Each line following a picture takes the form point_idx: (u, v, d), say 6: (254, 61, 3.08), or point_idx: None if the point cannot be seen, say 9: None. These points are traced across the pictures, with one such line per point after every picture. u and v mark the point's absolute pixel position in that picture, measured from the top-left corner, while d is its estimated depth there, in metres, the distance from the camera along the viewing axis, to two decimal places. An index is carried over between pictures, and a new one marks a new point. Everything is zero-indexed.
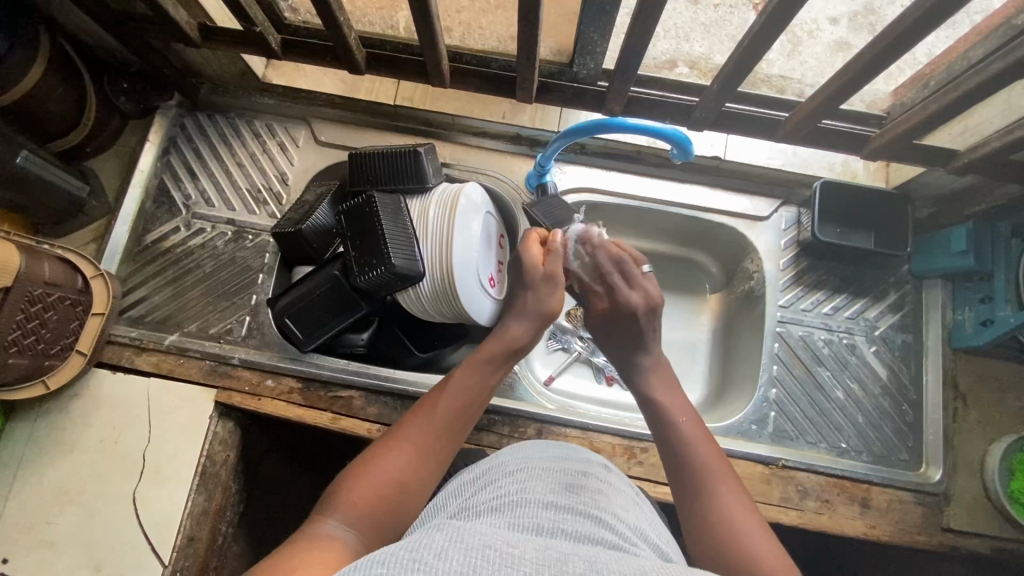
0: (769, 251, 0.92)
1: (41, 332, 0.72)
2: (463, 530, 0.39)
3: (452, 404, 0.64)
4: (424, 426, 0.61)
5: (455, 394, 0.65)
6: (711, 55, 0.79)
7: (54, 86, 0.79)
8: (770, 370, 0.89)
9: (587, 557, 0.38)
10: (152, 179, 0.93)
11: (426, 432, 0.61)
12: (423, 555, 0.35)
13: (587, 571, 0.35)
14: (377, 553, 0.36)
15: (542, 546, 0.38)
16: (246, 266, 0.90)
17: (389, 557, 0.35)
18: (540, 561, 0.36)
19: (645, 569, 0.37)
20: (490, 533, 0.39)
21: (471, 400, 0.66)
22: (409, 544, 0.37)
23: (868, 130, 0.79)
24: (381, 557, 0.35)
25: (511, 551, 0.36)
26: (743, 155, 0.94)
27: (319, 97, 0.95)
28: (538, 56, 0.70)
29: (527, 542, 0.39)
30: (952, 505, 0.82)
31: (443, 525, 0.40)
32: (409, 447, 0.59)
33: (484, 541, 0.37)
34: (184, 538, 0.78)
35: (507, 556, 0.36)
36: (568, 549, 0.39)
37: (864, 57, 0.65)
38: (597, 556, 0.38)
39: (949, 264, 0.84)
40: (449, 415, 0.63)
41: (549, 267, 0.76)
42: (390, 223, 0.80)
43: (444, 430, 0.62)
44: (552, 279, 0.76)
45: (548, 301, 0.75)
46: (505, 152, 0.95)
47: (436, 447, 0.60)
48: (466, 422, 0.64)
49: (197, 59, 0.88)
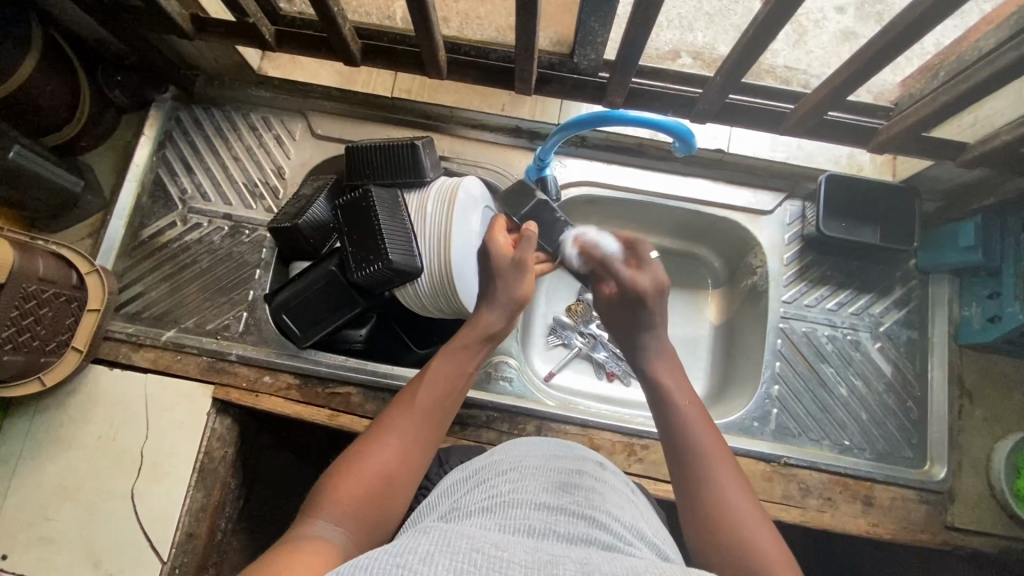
0: (773, 246, 0.91)
1: (36, 329, 0.71)
2: (451, 533, 0.38)
3: (437, 393, 0.64)
4: (408, 418, 0.61)
5: (437, 384, 0.65)
6: (715, 45, 0.77)
7: (47, 79, 0.78)
8: (772, 367, 0.88)
9: (579, 558, 0.37)
10: (148, 174, 0.92)
11: (411, 422, 0.60)
12: (407, 560, 0.34)
13: (578, 573, 0.35)
14: (361, 558, 0.35)
15: (532, 548, 0.38)
16: (242, 262, 0.90)
17: (374, 562, 0.34)
18: (530, 564, 0.35)
19: (639, 569, 0.37)
20: (478, 535, 0.38)
21: (453, 388, 0.65)
22: (394, 548, 0.36)
23: (875, 122, 0.78)
24: (364, 562, 0.34)
25: (500, 554, 0.36)
26: (747, 147, 0.91)
27: (315, 89, 0.94)
28: (537, 47, 0.69)
29: (517, 544, 0.38)
30: (957, 503, 0.81)
31: (429, 529, 0.39)
32: (393, 443, 0.58)
33: (471, 544, 0.36)
34: (182, 534, 0.78)
35: (495, 560, 0.35)
36: (559, 551, 0.38)
37: (871, 49, 0.63)
38: (591, 557, 0.38)
39: (956, 260, 0.83)
40: (431, 405, 0.63)
41: (517, 255, 0.75)
42: (387, 218, 0.79)
43: (429, 420, 0.61)
44: (519, 264, 0.74)
45: (517, 288, 0.74)
46: (504, 145, 0.94)
47: (421, 441, 0.59)
48: (450, 409, 0.64)
49: (192, 51, 0.87)
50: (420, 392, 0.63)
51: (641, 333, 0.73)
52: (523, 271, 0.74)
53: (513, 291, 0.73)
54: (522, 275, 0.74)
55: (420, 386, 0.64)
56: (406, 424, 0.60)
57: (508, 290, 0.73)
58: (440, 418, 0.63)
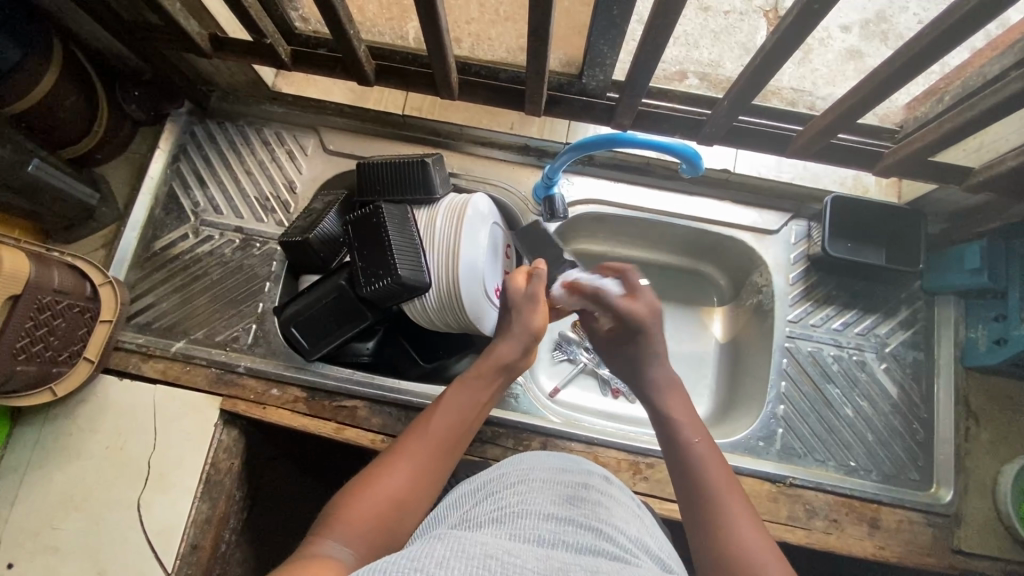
0: (778, 265, 0.91)
1: (49, 339, 0.72)
2: (464, 540, 0.38)
3: (450, 423, 0.64)
4: (420, 445, 0.61)
5: (455, 412, 0.65)
6: (721, 62, 0.79)
7: (66, 95, 0.79)
8: (778, 387, 0.88)
9: (588, 567, 0.37)
10: (161, 187, 0.94)
11: (423, 448, 0.60)
12: (424, 564, 0.35)
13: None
14: (378, 562, 0.36)
15: (542, 555, 0.38)
16: (252, 274, 0.91)
17: (391, 567, 0.35)
18: (541, 571, 0.36)
19: None
20: (491, 543, 0.38)
21: (468, 419, 0.66)
22: (411, 554, 0.36)
23: (880, 144, 0.79)
24: (383, 567, 0.35)
25: (512, 560, 0.36)
26: (753, 167, 0.92)
27: (327, 106, 0.96)
28: (547, 70, 0.70)
29: (528, 552, 0.38)
30: (963, 527, 0.80)
31: (443, 536, 0.40)
32: (404, 467, 0.58)
33: (485, 550, 0.37)
34: (187, 546, 0.78)
35: (508, 566, 0.35)
36: (569, 559, 0.38)
37: (878, 75, 0.64)
38: (599, 567, 0.38)
39: (962, 283, 0.83)
40: (443, 433, 0.63)
41: (531, 287, 0.75)
42: (397, 233, 0.80)
43: (441, 448, 0.61)
44: (533, 297, 0.75)
45: (529, 320, 0.74)
46: (514, 162, 0.95)
47: (431, 467, 0.60)
48: (462, 438, 0.64)
49: (208, 68, 0.89)
50: (434, 423, 0.63)
51: (648, 364, 0.73)
52: (536, 304, 0.74)
53: (528, 323, 0.73)
54: (533, 305, 0.74)
55: (434, 415, 0.64)
56: (416, 450, 0.60)
57: (523, 323, 0.73)
58: (452, 445, 0.63)
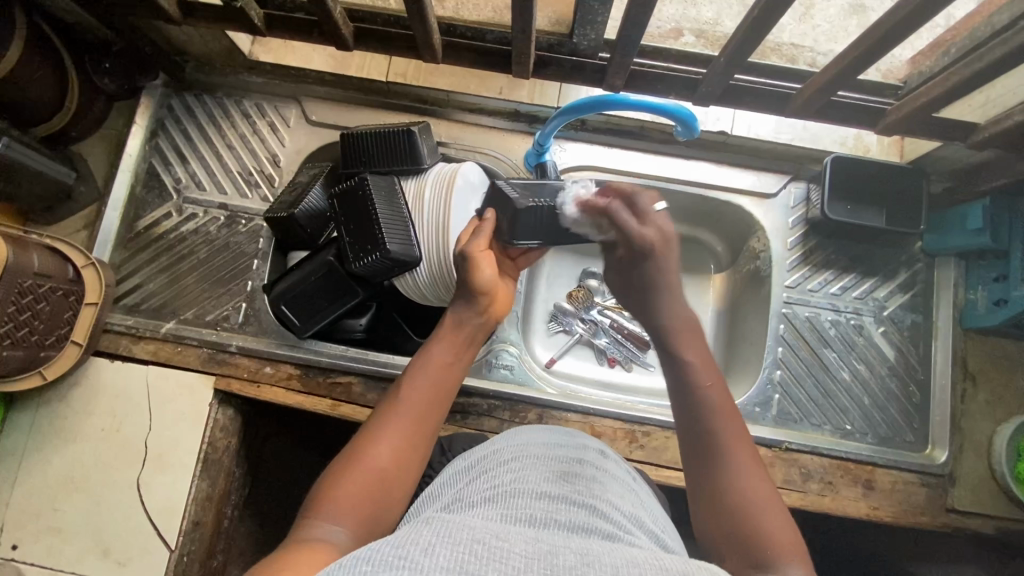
0: (776, 229, 0.90)
1: (34, 324, 0.71)
2: (452, 524, 0.38)
3: (427, 388, 0.62)
4: (401, 415, 0.59)
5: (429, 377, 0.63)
6: (719, 20, 0.75)
7: (33, 69, 0.76)
8: (775, 353, 0.87)
9: (579, 548, 0.37)
10: (141, 164, 0.91)
11: (403, 417, 0.59)
12: (409, 552, 0.34)
13: (578, 563, 0.34)
14: (363, 549, 0.35)
15: (532, 537, 0.38)
16: (240, 252, 0.89)
17: (376, 554, 0.34)
18: (530, 555, 0.35)
19: (639, 559, 0.36)
20: (480, 526, 0.38)
21: (443, 380, 0.63)
22: (396, 541, 0.36)
23: (884, 102, 0.76)
24: (367, 554, 0.34)
25: (501, 545, 0.35)
26: (751, 128, 0.90)
27: (308, 74, 0.92)
28: (534, 29, 0.67)
29: (517, 535, 0.38)
30: (957, 486, 0.81)
31: (432, 520, 0.39)
32: (386, 438, 0.57)
33: (473, 535, 0.36)
34: (189, 523, 0.79)
35: (495, 551, 0.35)
36: (560, 541, 0.38)
37: (883, 27, 0.61)
38: (590, 547, 0.37)
39: (964, 243, 0.82)
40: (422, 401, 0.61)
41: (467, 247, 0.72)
42: (385, 206, 0.78)
43: (422, 414, 0.60)
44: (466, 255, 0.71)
45: (473, 279, 0.70)
46: (502, 130, 0.92)
47: (414, 433, 0.59)
48: (443, 403, 0.62)
49: (180, 36, 0.85)
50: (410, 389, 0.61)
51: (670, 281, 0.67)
52: (472, 260, 0.71)
53: (473, 282, 0.70)
54: (472, 262, 0.71)
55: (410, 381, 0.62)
56: (398, 419, 0.59)
57: (465, 281, 0.71)
58: (435, 408, 0.61)
